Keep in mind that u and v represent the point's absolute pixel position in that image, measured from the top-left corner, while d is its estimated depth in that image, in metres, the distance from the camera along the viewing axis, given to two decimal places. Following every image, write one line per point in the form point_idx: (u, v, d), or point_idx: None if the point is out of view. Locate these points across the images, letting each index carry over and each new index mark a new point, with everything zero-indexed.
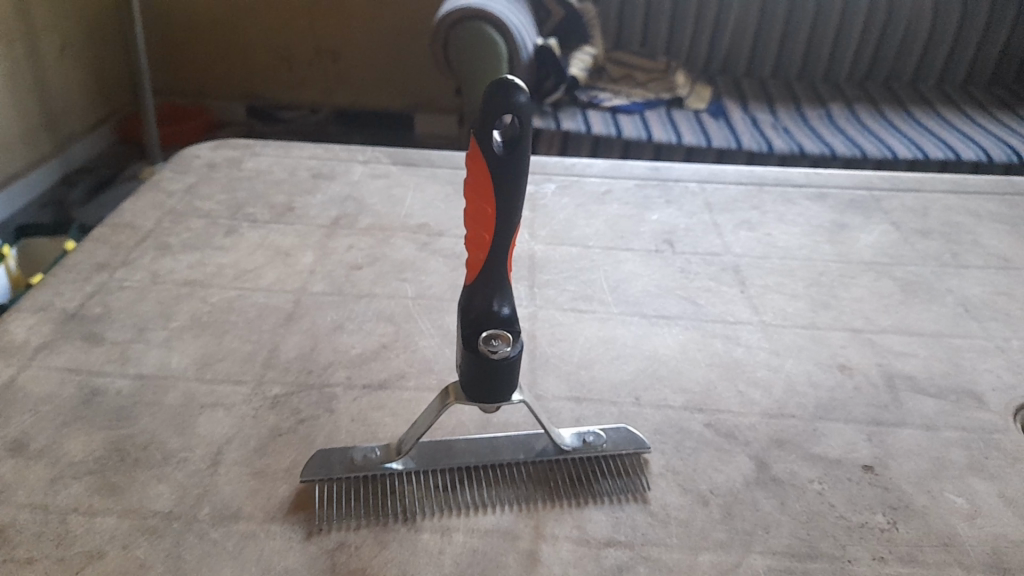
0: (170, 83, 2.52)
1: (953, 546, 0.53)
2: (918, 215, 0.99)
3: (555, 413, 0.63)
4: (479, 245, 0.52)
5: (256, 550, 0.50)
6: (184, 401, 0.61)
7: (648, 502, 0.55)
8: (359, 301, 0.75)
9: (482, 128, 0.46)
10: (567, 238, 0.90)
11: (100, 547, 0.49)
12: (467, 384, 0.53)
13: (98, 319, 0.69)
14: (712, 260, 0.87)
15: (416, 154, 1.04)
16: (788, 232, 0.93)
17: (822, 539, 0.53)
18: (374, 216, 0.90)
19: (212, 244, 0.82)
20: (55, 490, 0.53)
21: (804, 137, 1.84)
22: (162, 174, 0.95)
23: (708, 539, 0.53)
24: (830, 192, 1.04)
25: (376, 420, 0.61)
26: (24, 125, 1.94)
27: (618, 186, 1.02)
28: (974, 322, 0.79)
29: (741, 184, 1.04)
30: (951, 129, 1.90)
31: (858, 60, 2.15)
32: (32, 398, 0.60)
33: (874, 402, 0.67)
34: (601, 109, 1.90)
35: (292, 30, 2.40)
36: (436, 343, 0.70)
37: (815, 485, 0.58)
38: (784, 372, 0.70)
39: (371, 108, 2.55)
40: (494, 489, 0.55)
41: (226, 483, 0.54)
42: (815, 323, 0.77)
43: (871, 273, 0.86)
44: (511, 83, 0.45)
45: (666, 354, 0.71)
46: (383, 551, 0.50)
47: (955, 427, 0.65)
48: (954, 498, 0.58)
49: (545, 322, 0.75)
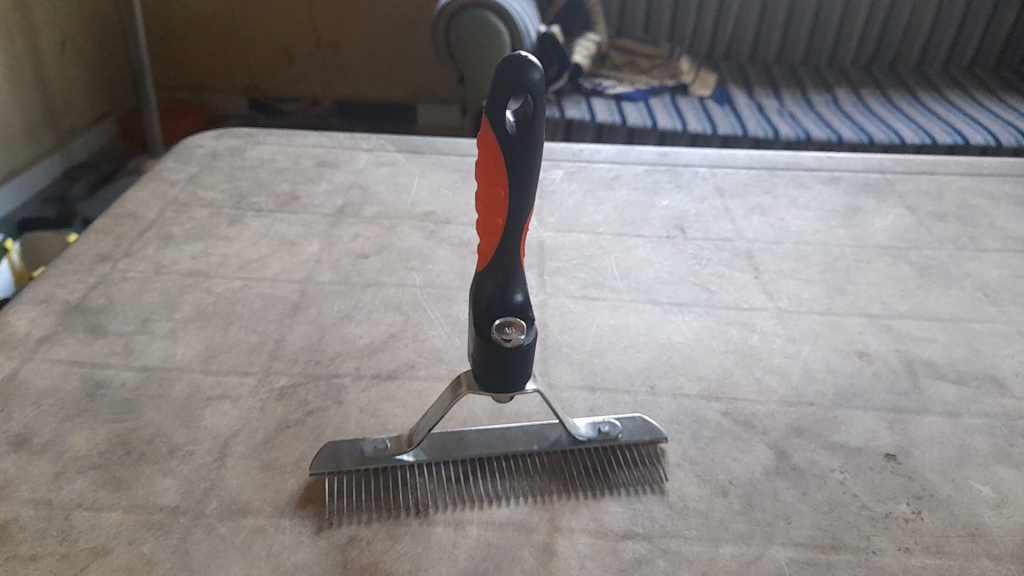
0: (170, 75, 2.50)
1: (980, 536, 0.52)
2: (933, 197, 0.97)
3: (569, 403, 0.62)
4: (490, 231, 0.50)
5: (264, 546, 0.48)
6: (189, 394, 0.60)
7: (665, 493, 0.54)
8: (366, 290, 0.73)
9: (493, 106, 0.45)
10: (576, 226, 0.88)
11: (104, 543, 0.48)
12: (480, 374, 0.51)
13: (101, 311, 0.68)
14: (724, 246, 0.85)
15: (421, 141, 1.03)
16: (800, 218, 0.91)
17: (844, 530, 0.52)
18: (380, 204, 0.88)
19: (215, 234, 0.81)
20: (60, 485, 0.51)
21: (810, 122, 1.82)
22: (164, 164, 0.94)
23: (728, 531, 0.51)
24: (842, 175, 1.02)
25: (386, 411, 0.59)
26: (26, 119, 1.93)
27: (626, 172, 1.00)
28: (992, 306, 0.77)
29: (751, 169, 1.02)
30: (958, 112, 1.87)
31: (864, 44, 2.13)
32: (33, 392, 0.59)
33: (894, 388, 0.66)
34: (605, 96, 1.88)
35: (293, 19, 2.37)
36: (445, 332, 0.69)
37: (836, 475, 0.56)
38: (801, 359, 0.68)
39: (373, 98, 2.53)
40: (508, 480, 0.54)
41: (234, 476, 0.53)
42: (831, 309, 0.75)
43: (887, 257, 0.85)
44: (524, 62, 0.44)
45: (681, 342, 0.69)
46: (396, 545, 0.49)
47: (977, 414, 0.63)
48: (979, 487, 0.56)
49: (556, 311, 0.73)
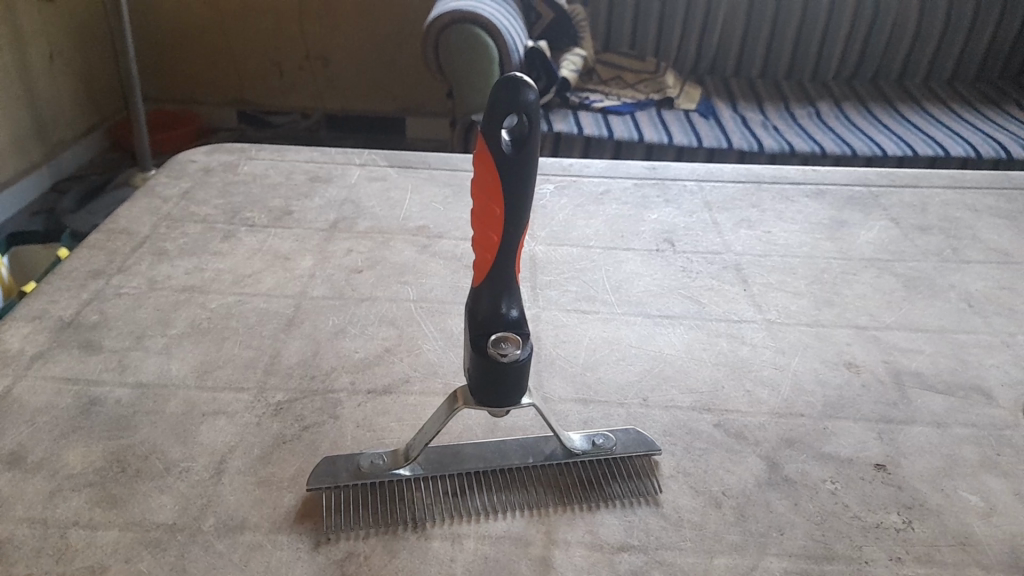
0: (159, 88, 2.50)
1: (970, 545, 0.53)
2: (917, 210, 0.99)
3: (563, 416, 0.62)
4: (486, 247, 0.51)
5: (262, 562, 0.48)
6: (185, 410, 0.60)
7: (659, 504, 0.55)
8: (360, 305, 0.74)
9: (489, 125, 0.46)
10: (567, 240, 0.89)
11: (102, 561, 0.48)
12: (476, 389, 0.52)
13: (95, 327, 0.68)
14: (713, 259, 0.86)
15: (413, 156, 1.04)
16: (787, 230, 0.93)
17: (837, 540, 0.53)
18: (373, 219, 0.89)
19: (209, 249, 0.81)
20: (54, 503, 0.51)
21: (793, 135, 1.85)
22: (157, 180, 0.94)
23: (723, 542, 0.52)
24: (827, 189, 1.04)
25: (382, 425, 0.60)
26: (14, 132, 1.92)
27: (615, 186, 1.01)
28: (977, 317, 0.78)
29: (738, 183, 1.04)
30: (939, 125, 1.90)
31: (845, 59, 2.16)
32: (28, 409, 0.59)
33: (882, 399, 0.67)
34: (592, 109, 1.90)
35: (282, 32, 2.38)
36: (439, 346, 0.69)
37: (828, 485, 0.57)
38: (791, 371, 0.69)
39: (362, 111, 2.54)
40: (504, 494, 0.55)
41: (230, 492, 0.53)
42: (819, 321, 0.76)
43: (873, 270, 0.86)
44: (520, 81, 0.44)
45: (672, 354, 0.70)
46: (394, 560, 0.49)
47: (965, 424, 0.64)
48: (968, 496, 0.57)
49: (549, 324, 0.74)
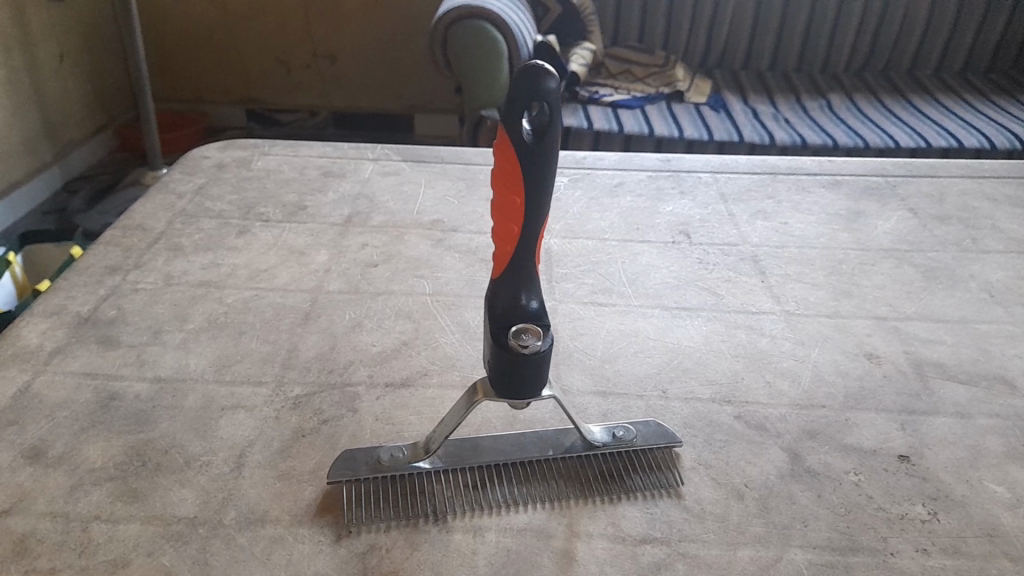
0: (168, 87, 2.51)
1: (997, 536, 0.52)
2: (935, 201, 0.97)
3: (582, 409, 0.62)
4: (506, 237, 0.50)
5: (284, 554, 0.48)
6: (203, 404, 0.60)
7: (682, 497, 0.54)
8: (376, 299, 0.74)
9: (509, 113, 0.45)
10: (582, 232, 0.89)
11: (124, 555, 0.48)
12: (495, 381, 0.51)
13: (112, 322, 0.68)
14: (729, 250, 0.86)
15: (426, 150, 1.03)
16: (804, 221, 0.92)
17: (861, 532, 0.52)
18: (387, 214, 0.89)
19: (224, 244, 0.81)
20: (75, 497, 0.51)
21: (805, 128, 1.83)
22: (171, 176, 0.94)
23: (746, 534, 0.51)
24: (844, 179, 1.03)
25: (401, 418, 0.59)
26: (24, 133, 1.93)
27: (629, 178, 1.01)
28: (998, 307, 0.77)
29: (753, 174, 1.03)
30: (952, 116, 1.88)
31: (857, 50, 2.14)
32: (47, 405, 0.59)
33: (904, 390, 0.66)
34: (601, 104, 1.88)
35: (291, 30, 2.38)
36: (457, 339, 0.69)
37: (851, 477, 0.57)
38: (811, 362, 0.69)
39: (370, 108, 2.53)
40: (525, 486, 0.54)
41: (251, 486, 0.53)
42: (838, 312, 0.76)
43: (891, 260, 0.85)
44: (540, 69, 0.44)
45: (691, 347, 0.70)
46: (415, 552, 0.49)
47: (989, 415, 0.63)
48: (994, 486, 0.56)
49: (566, 317, 0.74)
